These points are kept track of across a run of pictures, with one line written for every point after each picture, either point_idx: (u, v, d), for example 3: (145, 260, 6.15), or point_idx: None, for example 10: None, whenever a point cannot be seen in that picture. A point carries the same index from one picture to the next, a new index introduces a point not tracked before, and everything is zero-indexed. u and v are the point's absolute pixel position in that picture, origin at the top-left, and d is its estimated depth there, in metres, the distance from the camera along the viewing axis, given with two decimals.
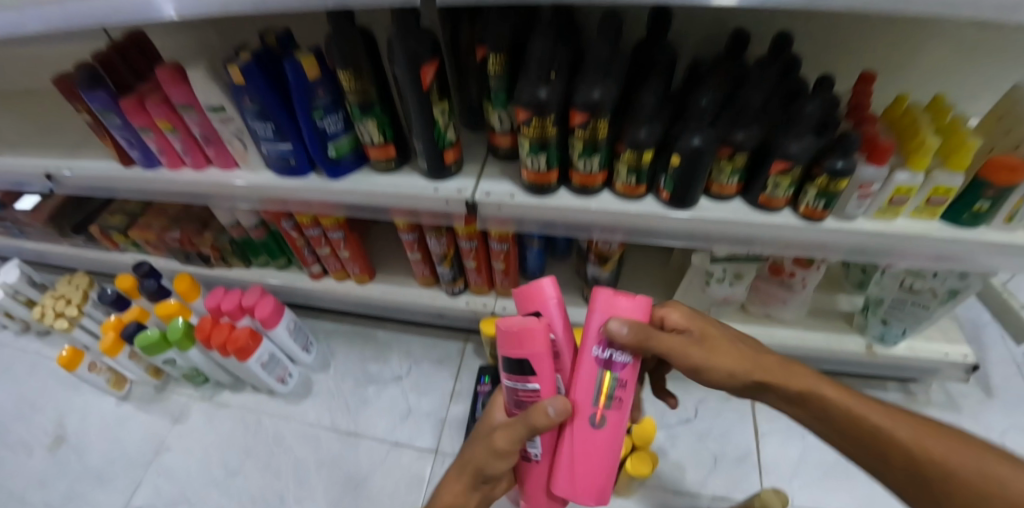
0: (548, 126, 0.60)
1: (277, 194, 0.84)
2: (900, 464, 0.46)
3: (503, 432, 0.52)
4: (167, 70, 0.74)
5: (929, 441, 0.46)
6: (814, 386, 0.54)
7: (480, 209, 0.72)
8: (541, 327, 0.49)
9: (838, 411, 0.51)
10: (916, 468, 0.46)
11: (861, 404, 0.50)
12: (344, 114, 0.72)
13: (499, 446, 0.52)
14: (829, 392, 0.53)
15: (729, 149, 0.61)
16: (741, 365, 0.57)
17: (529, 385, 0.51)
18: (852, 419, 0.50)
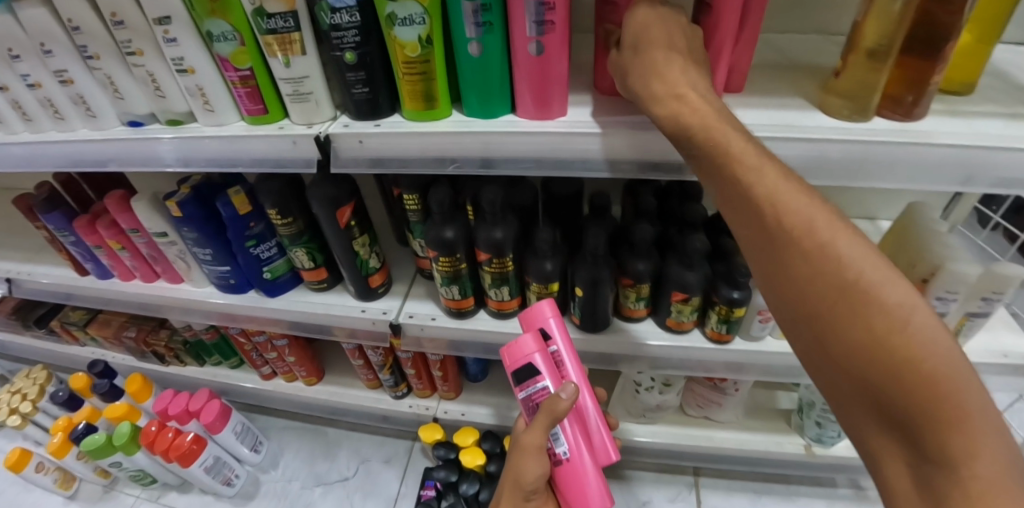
0: (458, 263, 0.65)
1: (220, 308, 0.87)
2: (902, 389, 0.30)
3: (532, 434, 0.60)
4: (114, 199, 0.80)
5: (974, 431, 0.28)
6: (920, 329, 0.30)
7: (404, 332, 0.77)
8: (536, 343, 0.61)
9: (909, 360, 0.29)
10: (949, 437, 0.28)
11: (945, 365, 0.29)
12: (276, 241, 0.77)
13: (533, 443, 0.60)
14: (939, 353, 0.29)
15: (630, 280, 0.68)
16: (830, 249, 0.34)
17: (538, 384, 0.61)
18: (925, 379, 0.29)
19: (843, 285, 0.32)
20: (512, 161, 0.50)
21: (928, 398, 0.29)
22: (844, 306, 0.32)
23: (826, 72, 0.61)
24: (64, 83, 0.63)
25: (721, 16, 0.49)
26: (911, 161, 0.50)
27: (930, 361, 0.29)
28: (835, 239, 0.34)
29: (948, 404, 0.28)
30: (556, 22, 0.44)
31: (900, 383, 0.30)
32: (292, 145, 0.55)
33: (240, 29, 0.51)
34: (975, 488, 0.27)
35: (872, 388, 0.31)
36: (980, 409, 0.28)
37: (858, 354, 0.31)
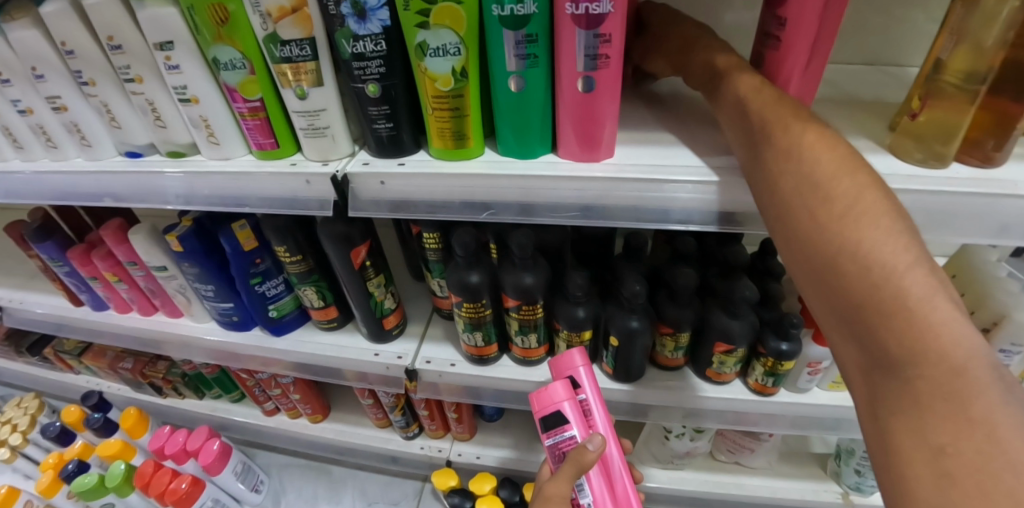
0: (483, 309, 0.61)
1: (222, 346, 0.82)
2: (873, 308, 0.31)
3: (555, 485, 0.54)
4: (112, 230, 0.74)
5: (939, 344, 0.29)
6: (900, 258, 0.31)
7: (420, 377, 0.72)
8: (568, 390, 0.55)
9: (865, 275, 0.31)
10: (896, 344, 0.30)
11: (913, 286, 0.30)
12: (283, 277, 0.72)
13: (555, 496, 0.54)
14: (918, 279, 0.30)
15: (668, 328, 0.62)
16: (822, 179, 0.34)
17: (567, 433, 0.55)
18: (882, 294, 0.31)
19: (812, 205, 0.34)
20: (553, 209, 0.45)
21: (880, 309, 0.31)
22: (810, 223, 0.34)
23: (888, 108, 0.56)
24: (58, 110, 0.58)
25: (788, 50, 0.44)
26: (999, 212, 0.45)
27: (908, 288, 0.30)
28: (813, 159, 0.35)
29: (898, 315, 0.30)
30: (611, 55, 0.38)
31: (857, 295, 0.32)
32: (306, 185, 0.50)
33: (250, 56, 0.46)
34: (923, 388, 0.29)
35: (848, 314, 0.32)
36: (945, 326, 0.30)
37: (823, 270, 0.33)
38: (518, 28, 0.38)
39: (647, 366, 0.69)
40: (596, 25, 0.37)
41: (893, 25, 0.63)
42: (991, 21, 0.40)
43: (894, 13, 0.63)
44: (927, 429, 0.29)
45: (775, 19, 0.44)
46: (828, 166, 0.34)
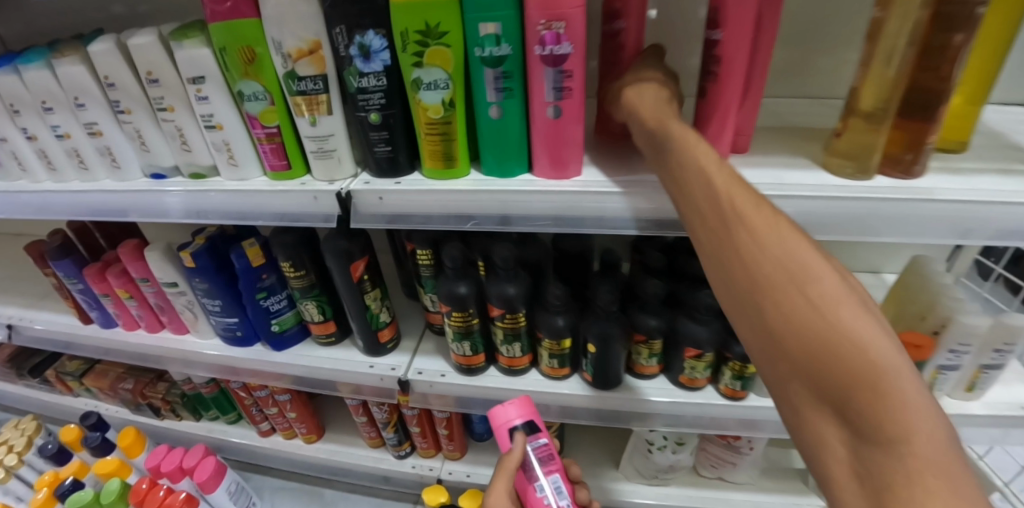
0: (470, 318, 0.66)
1: (224, 361, 0.86)
2: (828, 368, 0.30)
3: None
4: (128, 249, 0.80)
5: (885, 365, 0.29)
6: (850, 318, 0.30)
7: (412, 388, 0.76)
8: (519, 408, 0.65)
9: (845, 344, 0.29)
10: (890, 421, 0.27)
11: (834, 297, 0.31)
12: (286, 293, 0.78)
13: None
14: (870, 333, 0.30)
15: (642, 335, 0.68)
16: (796, 282, 0.32)
17: (539, 441, 0.64)
18: (832, 343, 0.30)
19: (767, 265, 0.33)
20: (530, 220, 0.51)
21: (865, 375, 0.29)
22: (775, 275, 0.32)
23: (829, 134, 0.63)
24: (92, 136, 0.65)
25: (727, 80, 0.51)
26: (921, 218, 0.51)
27: (858, 337, 0.29)
28: (850, 339, 0.29)
29: (906, 415, 0.27)
30: (574, 88, 0.46)
31: (844, 366, 0.29)
32: (313, 201, 0.57)
33: (270, 90, 0.53)
34: (890, 413, 0.28)
35: (817, 366, 0.30)
36: (884, 364, 0.29)
37: (794, 332, 0.31)
38: (495, 66, 0.46)
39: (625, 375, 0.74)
40: (559, 63, 0.44)
41: None
42: (889, 55, 0.48)
43: None
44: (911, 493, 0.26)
45: (711, 58, 0.51)
46: (785, 248, 0.33)
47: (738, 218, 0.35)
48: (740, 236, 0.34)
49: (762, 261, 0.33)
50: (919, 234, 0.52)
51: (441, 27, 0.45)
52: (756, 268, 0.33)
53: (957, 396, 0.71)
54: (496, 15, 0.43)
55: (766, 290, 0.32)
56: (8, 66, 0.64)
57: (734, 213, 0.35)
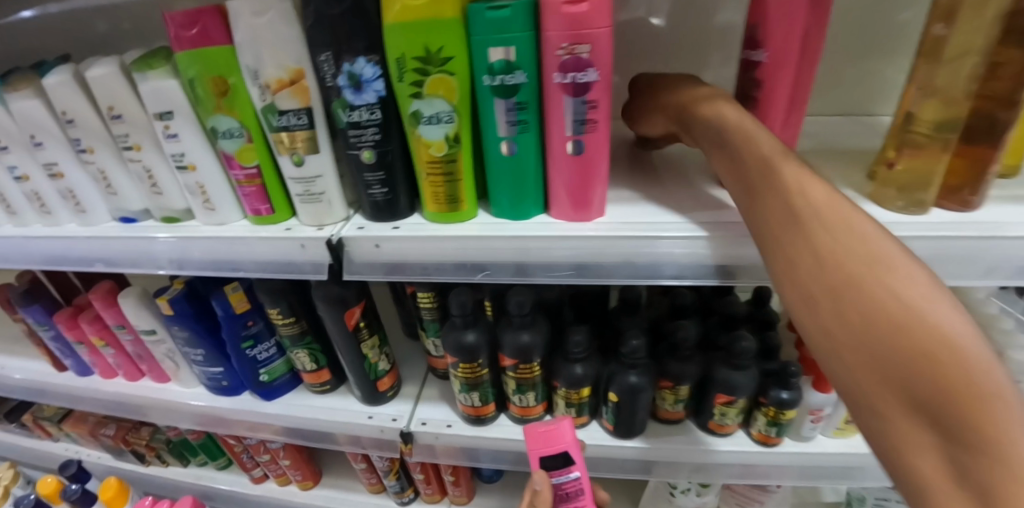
0: (480, 369, 0.60)
1: (210, 411, 0.79)
2: (889, 327, 0.27)
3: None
4: (101, 295, 0.74)
5: (947, 320, 0.26)
6: (910, 277, 0.28)
7: (415, 440, 0.69)
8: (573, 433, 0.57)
9: (877, 283, 0.28)
10: (923, 351, 0.26)
11: (892, 252, 0.29)
12: (275, 340, 0.71)
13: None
14: (928, 294, 0.28)
15: (669, 382, 0.61)
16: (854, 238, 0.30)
17: (571, 474, 0.56)
18: (891, 303, 0.27)
19: (795, 217, 0.33)
20: (547, 269, 0.45)
21: (897, 310, 0.27)
22: (805, 227, 0.32)
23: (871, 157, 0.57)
24: (54, 177, 0.59)
25: (771, 104, 0.45)
26: (985, 259, 0.45)
27: (919, 297, 0.27)
28: (911, 296, 0.27)
29: (982, 374, 0.25)
30: (600, 120, 0.40)
31: (873, 303, 0.28)
32: (301, 249, 0.50)
33: (248, 126, 0.47)
34: (958, 373, 0.25)
35: (878, 327, 0.28)
36: (944, 320, 0.27)
37: (823, 280, 0.30)
38: (507, 96, 0.39)
39: (649, 422, 0.66)
40: (584, 92, 0.38)
41: (857, 81, 0.67)
42: (955, 78, 0.42)
43: (857, 68, 0.66)
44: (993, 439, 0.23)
45: (751, 81, 0.46)
46: (838, 203, 0.32)
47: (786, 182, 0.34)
48: (787, 197, 0.34)
49: (803, 223, 0.32)
50: (989, 273, 0.45)
51: (445, 52, 0.39)
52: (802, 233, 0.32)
53: None
54: (510, 39, 0.37)
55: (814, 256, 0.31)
56: None
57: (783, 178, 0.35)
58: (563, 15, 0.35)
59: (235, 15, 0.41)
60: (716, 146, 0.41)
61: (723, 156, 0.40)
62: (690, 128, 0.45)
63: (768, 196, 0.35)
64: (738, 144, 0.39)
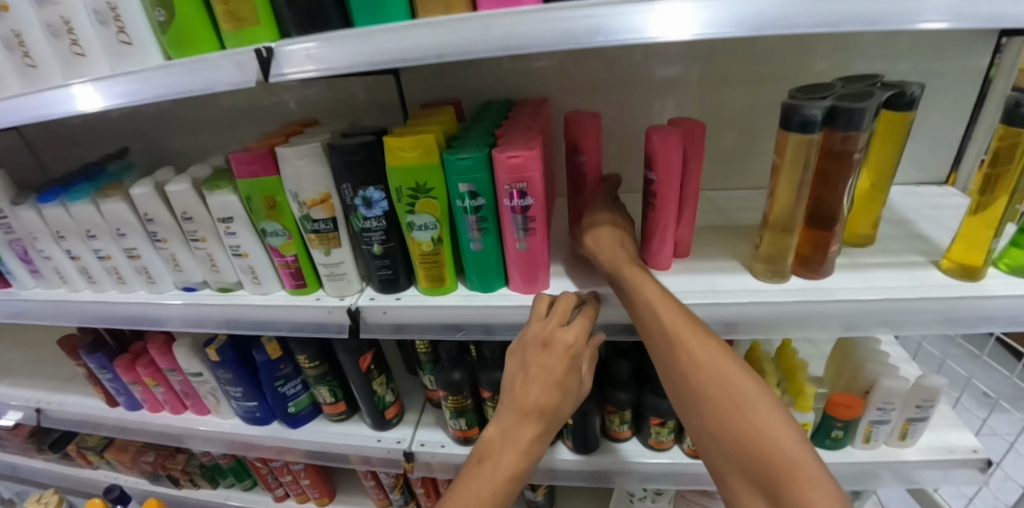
0: (465, 400, 0.76)
1: (243, 437, 0.95)
2: (743, 431, 0.45)
3: (529, 387, 0.52)
4: (158, 344, 0.91)
5: (763, 414, 0.45)
6: (734, 380, 0.47)
7: (416, 459, 0.85)
8: None
9: (724, 392, 0.47)
10: (757, 446, 0.44)
11: (720, 367, 0.48)
12: (300, 378, 0.88)
13: (531, 402, 0.51)
14: (750, 394, 0.46)
15: (615, 408, 0.77)
16: (701, 357, 0.49)
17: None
18: (740, 412, 0.46)
19: (672, 341, 0.50)
20: (506, 328, 0.62)
21: (747, 414, 0.46)
22: (684, 351, 0.49)
23: (745, 231, 0.75)
24: (133, 258, 0.76)
25: (664, 205, 0.62)
26: (833, 315, 0.60)
27: (739, 399, 0.46)
28: (739, 399, 0.46)
29: (774, 450, 0.43)
30: (538, 227, 0.57)
31: (735, 412, 0.46)
32: (327, 314, 0.67)
33: (289, 228, 0.64)
34: (775, 457, 0.43)
35: (729, 424, 0.46)
36: (766, 417, 0.45)
37: (705, 391, 0.48)
38: (473, 214, 0.57)
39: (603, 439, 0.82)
40: (524, 212, 0.56)
41: (754, 163, 0.87)
42: (792, 187, 0.57)
43: (759, 145, 0.86)
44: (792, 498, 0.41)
45: (649, 192, 0.62)
46: (677, 321, 0.51)
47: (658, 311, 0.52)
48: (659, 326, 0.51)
49: (669, 342, 0.50)
50: (832, 329, 0.61)
51: (428, 185, 0.56)
52: (681, 353, 0.49)
53: (893, 444, 0.82)
54: (472, 178, 0.55)
55: (692, 375, 0.49)
56: (56, 202, 0.76)
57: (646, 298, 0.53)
58: (506, 167, 0.53)
59: (284, 158, 0.59)
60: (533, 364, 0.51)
61: (533, 376, 0.51)
62: (528, 345, 0.52)
63: (642, 330, 0.54)
64: (535, 366, 0.51)
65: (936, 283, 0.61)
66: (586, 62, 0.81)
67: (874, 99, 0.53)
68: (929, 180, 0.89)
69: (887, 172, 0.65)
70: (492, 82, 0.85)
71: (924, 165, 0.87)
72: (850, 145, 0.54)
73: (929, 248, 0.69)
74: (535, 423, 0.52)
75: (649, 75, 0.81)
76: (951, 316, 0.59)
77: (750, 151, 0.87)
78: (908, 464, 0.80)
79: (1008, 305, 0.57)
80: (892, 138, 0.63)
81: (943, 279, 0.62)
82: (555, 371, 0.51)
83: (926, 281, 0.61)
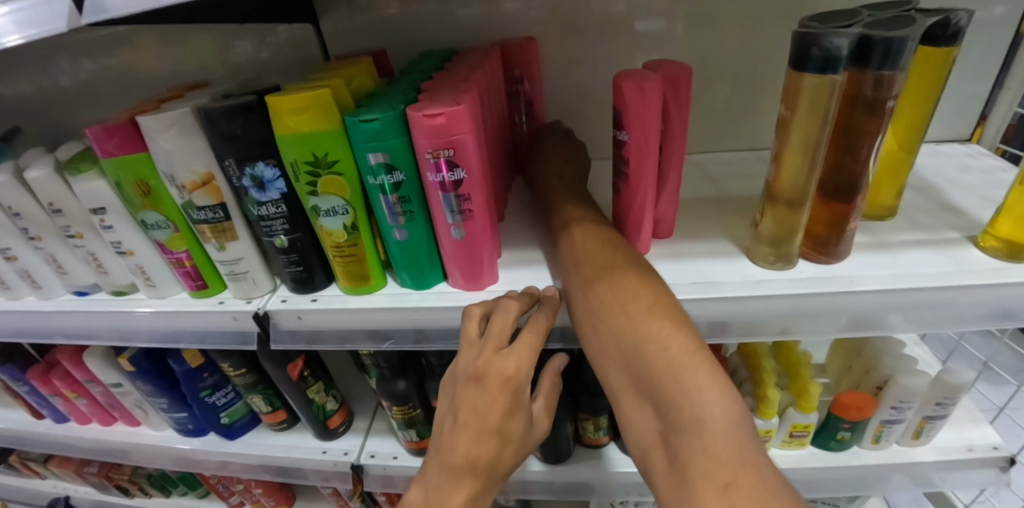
0: (413, 410, 0.66)
1: (177, 451, 0.84)
2: (667, 394, 0.34)
3: (460, 439, 0.42)
4: (69, 352, 0.79)
5: (691, 371, 0.34)
6: (658, 333, 0.37)
7: (366, 472, 0.75)
8: None
9: (642, 348, 0.37)
10: (679, 410, 0.33)
11: (650, 322, 0.38)
12: (232, 386, 0.77)
13: (462, 455, 0.42)
14: (679, 348, 0.35)
15: (588, 413, 0.67)
16: (635, 313, 0.39)
17: None
18: (662, 369, 0.35)
19: (603, 301, 0.41)
20: (445, 334, 0.50)
21: (672, 372, 0.35)
22: (618, 310, 0.40)
23: (738, 204, 0.63)
24: (10, 259, 0.64)
25: (637, 174, 0.49)
26: (848, 308, 0.49)
27: (661, 355, 0.36)
28: (657, 354, 0.36)
29: (694, 415, 0.32)
30: (474, 208, 0.45)
31: (658, 369, 0.35)
32: (233, 321, 0.56)
33: (173, 219, 0.52)
34: (693, 426, 0.32)
35: (652, 389, 0.35)
36: (694, 374, 0.34)
37: (626, 352, 0.38)
38: (391, 193, 0.45)
39: (576, 446, 0.72)
40: (455, 189, 0.43)
41: (750, 123, 0.75)
42: (803, 147, 0.44)
43: (757, 101, 0.73)
44: (706, 478, 0.30)
45: (622, 159, 0.50)
46: (619, 280, 0.41)
47: (597, 273, 0.43)
48: (592, 290, 0.43)
49: (597, 302, 0.42)
50: (842, 326, 0.50)
51: (330, 157, 0.43)
52: (612, 311, 0.40)
53: (906, 443, 0.72)
54: (384, 147, 0.42)
55: (614, 336, 0.39)
56: None
57: (593, 262, 0.45)
58: (426, 129, 0.40)
59: (147, 131, 0.45)
60: (467, 400, 0.42)
61: (467, 419, 0.42)
62: (462, 377, 0.42)
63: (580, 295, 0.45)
64: (469, 403, 0.42)
65: (975, 267, 0.49)
66: (550, 5, 0.67)
67: (919, 24, 0.40)
68: (954, 137, 0.76)
69: (919, 130, 0.53)
70: (439, 33, 0.71)
71: (949, 120, 0.75)
72: (884, 88, 0.41)
73: (961, 220, 0.57)
74: (469, 480, 0.43)
75: (625, 18, 0.67)
76: (992, 307, 0.48)
77: (746, 108, 0.73)
78: (924, 465, 0.71)
79: None
80: (927, 86, 0.50)
81: (983, 260, 0.50)
82: (490, 410, 0.42)
83: (967, 265, 0.49)
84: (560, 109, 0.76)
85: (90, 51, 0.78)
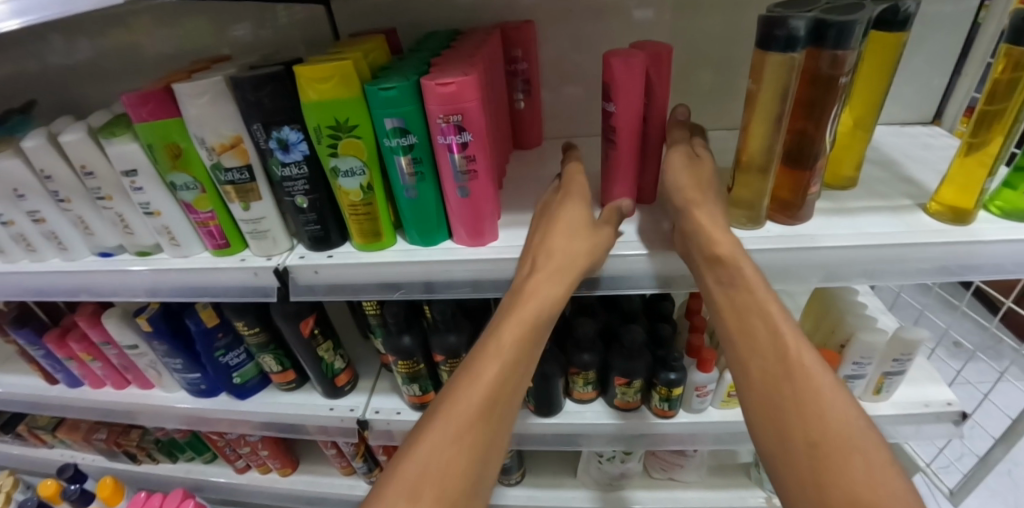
0: (417, 365, 0.71)
1: (189, 411, 0.89)
2: (797, 394, 0.44)
3: (546, 279, 0.51)
4: (87, 314, 0.83)
5: (817, 379, 0.45)
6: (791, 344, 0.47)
7: (371, 427, 0.80)
8: None
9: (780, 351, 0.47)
10: (813, 407, 0.43)
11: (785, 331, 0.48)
12: (244, 347, 0.82)
13: (534, 308, 0.51)
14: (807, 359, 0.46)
15: (578, 368, 0.73)
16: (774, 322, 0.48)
17: None
18: (794, 372, 0.46)
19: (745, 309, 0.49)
20: (450, 286, 0.56)
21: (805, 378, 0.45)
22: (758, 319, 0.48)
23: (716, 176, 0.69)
24: (38, 222, 0.68)
25: (622, 142, 0.55)
26: (810, 263, 0.55)
27: (797, 364, 0.46)
28: (795, 361, 0.46)
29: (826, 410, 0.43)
30: (479, 169, 0.51)
31: (793, 373, 0.46)
32: (254, 276, 0.61)
33: (201, 180, 0.57)
34: (828, 422, 0.42)
35: (783, 389, 0.45)
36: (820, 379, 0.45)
37: (764, 357, 0.47)
38: (405, 155, 0.50)
39: (566, 401, 0.78)
40: (462, 151, 0.49)
41: (730, 104, 0.81)
42: (768, 118, 0.51)
43: (737, 84, 0.79)
44: (842, 457, 0.40)
45: (609, 130, 0.55)
46: (754, 286, 0.49)
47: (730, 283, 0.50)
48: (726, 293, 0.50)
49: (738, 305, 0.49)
50: (803, 280, 0.56)
51: (350, 122, 0.49)
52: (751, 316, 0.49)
53: (868, 398, 0.79)
54: (400, 112, 0.47)
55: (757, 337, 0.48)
56: None
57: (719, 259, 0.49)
58: (437, 96, 0.45)
59: (181, 96, 0.50)
60: (560, 249, 0.52)
61: (554, 268, 0.52)
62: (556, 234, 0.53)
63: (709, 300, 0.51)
64: (562, 250, 0.52)
65: (922, 229, 0.56)
66: None
67: (866, 10, 0.46)
68: (917, 120, 0.83)
69: (874, 107, 0.59)
70: (442, 15, 0.76)
71: (912, 103, 0.81)
72: (837, 66, 0.47)
73: (913, 190, 0.64)
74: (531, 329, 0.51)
75: (615, 5, 0.73)
76: (934, 263, 0.55)
77: (726, 91, 0.80)
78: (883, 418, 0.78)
79: (996, 249, 0.53)
80: (881, 68, 0.56)
81: (931, 224, 0.57)
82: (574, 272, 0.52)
83: (915, 227, 0.56)
84: (555, 90, 0.81)
85: (105, 28, 0.81)
